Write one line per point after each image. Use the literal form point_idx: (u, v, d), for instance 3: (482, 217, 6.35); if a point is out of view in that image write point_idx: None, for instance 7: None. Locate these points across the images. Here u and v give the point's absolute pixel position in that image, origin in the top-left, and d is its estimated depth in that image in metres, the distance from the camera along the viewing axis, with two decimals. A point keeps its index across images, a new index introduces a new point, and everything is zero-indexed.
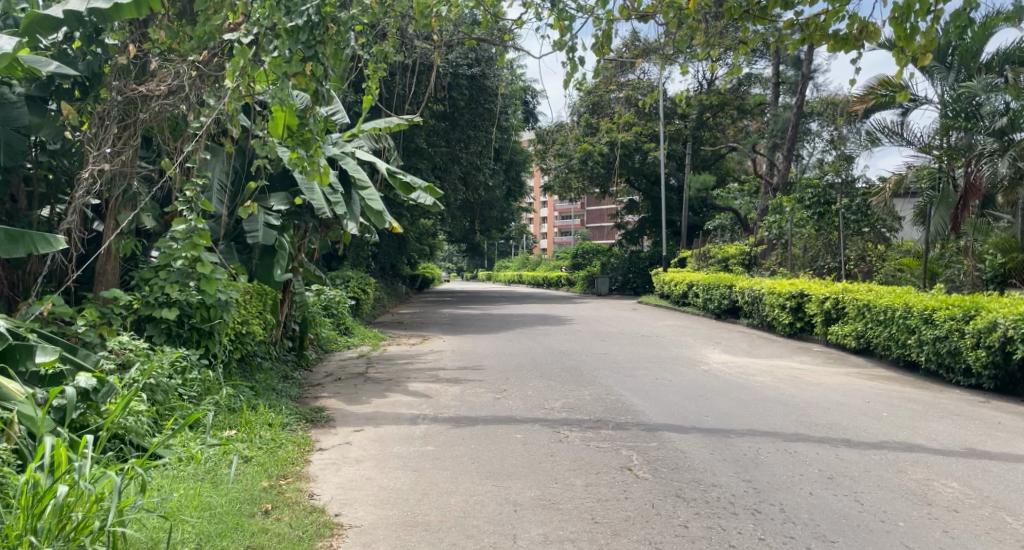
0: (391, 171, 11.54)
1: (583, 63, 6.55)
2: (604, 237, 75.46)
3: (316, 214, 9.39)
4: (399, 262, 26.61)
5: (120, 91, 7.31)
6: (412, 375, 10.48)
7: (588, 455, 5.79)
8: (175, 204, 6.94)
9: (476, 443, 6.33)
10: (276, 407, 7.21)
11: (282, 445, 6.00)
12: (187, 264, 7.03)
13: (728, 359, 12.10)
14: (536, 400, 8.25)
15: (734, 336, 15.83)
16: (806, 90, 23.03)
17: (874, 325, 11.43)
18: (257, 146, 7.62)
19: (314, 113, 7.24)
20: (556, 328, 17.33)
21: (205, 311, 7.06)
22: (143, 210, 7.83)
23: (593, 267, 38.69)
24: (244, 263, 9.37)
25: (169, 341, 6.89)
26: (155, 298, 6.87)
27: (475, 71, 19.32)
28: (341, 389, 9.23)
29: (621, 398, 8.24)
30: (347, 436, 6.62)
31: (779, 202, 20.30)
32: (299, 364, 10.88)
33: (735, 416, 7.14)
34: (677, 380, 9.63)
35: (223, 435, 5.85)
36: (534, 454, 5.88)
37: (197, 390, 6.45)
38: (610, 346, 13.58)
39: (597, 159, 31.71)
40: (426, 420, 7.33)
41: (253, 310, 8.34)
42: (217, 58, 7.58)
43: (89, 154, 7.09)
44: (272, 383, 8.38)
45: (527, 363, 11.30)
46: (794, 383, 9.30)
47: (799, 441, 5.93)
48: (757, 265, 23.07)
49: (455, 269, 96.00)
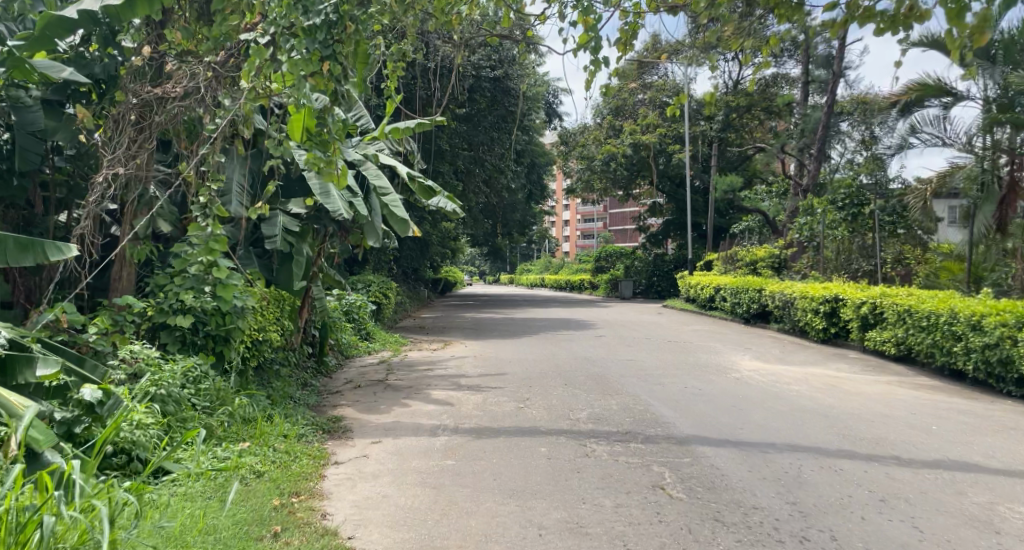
0: (411, 174, 11.31)
1: (607, 62, 6.22)
2: (628, 240, 74.87)
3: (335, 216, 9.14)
4: (421, 265, 26.42)
5: (136, 93, 7.08)
6: (433, 382, 10.22)
7: (619, 472, 5.49)
8: (191, 208, 6.73)
9: (500, 457, 6.05)
10: (291, 417, 6.97)
11: (296, 458, 5.75)
12: (203, 269, 6.83)
13: (760, 366, 11.71)
14: (561, 410, 7.94)
15: (764, 341, 15.42)
16: (837, 88, 22.49)
17: (916, 332, 11.00)
18: (272, 147, 7.50)
19: (332, 113, 6.97)
20: (581, 332, 17.02)
21: (221, 318, 6.82)
22: (159, 216, 7.55)
23: (616, 270, 38.27)
24: (263, 269, 9.17)
25: (183, 348, 6.68)
26: (169, 305, 6.64)
27: (498, 73, 19.08)
28: (361, 397, 9.00)
29: (650, 408, 7.92)
30: (363, 448, 6.36)
31: (809, 204, 19.81)
32: (319, 370, 10.67)
33: (772, 429, 6.79)
34: (708, 389, 9.28)
35: (236, 448, 5.62)
36: (560, 470, 5.58)
37: (211, 400, 6.21)
38: (637, 352, 13.25)
39: (621, 160, 31.37)
40: (446, 431, 7.07)
41: (270, 316, 8.12)
42: (235, 58, 7.39)
43: (104, 158, 6.87)
44: (290, 391, 8.17)
45: (551, 370, 11.01)
46: (831, 393, 8.91)
47: (845, 461, 5.65)
48: (787, 268, 22.56)
49: (477, 273, 96.01)
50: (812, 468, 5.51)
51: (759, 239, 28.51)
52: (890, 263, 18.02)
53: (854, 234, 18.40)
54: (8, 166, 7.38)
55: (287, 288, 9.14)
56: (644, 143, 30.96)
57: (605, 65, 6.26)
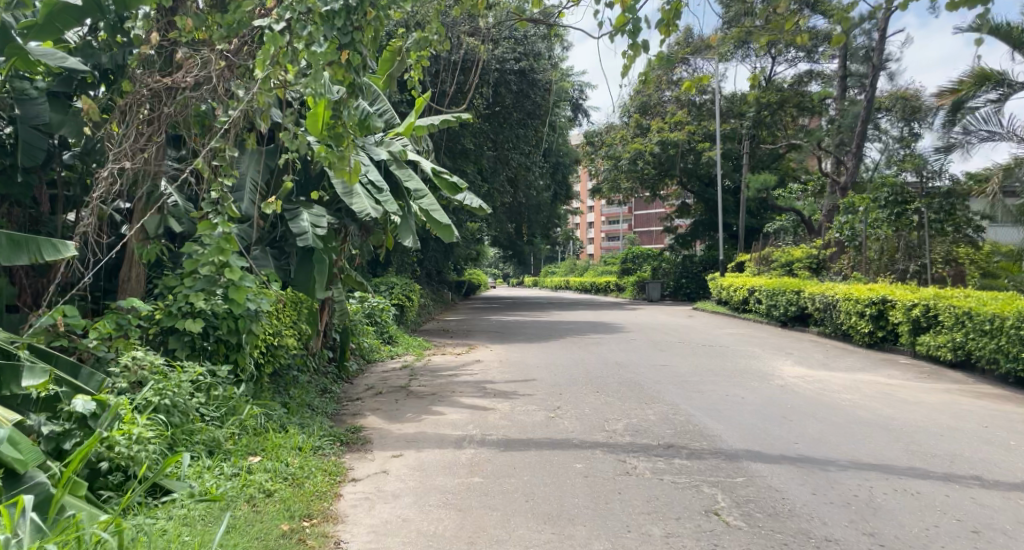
0: (436, 170, 10.82)
1: (647, 47, 5.69)
2: (653, 241, 73.97)
3: (362, 216, 8.86)
4: (445, 267, 25.94)
5: (144, 83, 6.38)
6: (459, 388, 9.72)
7: (666, 495, 5.01)
8: (202, 203, 6.29)
9: (531, 472, 5.54)
10: (307, 429, 6.47)
11: (311, 475, 5.23)
12: (215, 271, 6.29)
13: (804, 372, 11.12)
14: (595, 421, 7.38)
15: (805, 345, 14.78)
16: (876, 82, 21.70)
17: (977, 336, 10.59)
18: (286, 140, 7.04)
19: (347, 104, 6.50)
20: (610, 335, 16.49)
21: (233, 322, 6.29)
22: (173, 214, 6.87)
23: (643, 271, 37.55)
24: (281, 270, 8.74)
25: (193, 355, 6.17)
26: (178, 308, 6.13)
27: (523, 66, 18.58)
28: (383, 404, 8.51)
29: (692, 419, 7.38)
30: (383, 463, 5.87)
31: (850, 201, 19.10)
32: (340, 376, 10.22)
33: (832, 447, 6.22)
34: (752, 397, 8.70)
35: (246, 463, 5.12)
36: (599, 491, 5.09)
37: (220, 411, 5.73)
38: (670, 357, 12.63)
39: (649, 159, 30.71)
40: (473, 442, 6.56)
41: (287, 320, 7.62)
42: (249, 45, 6.60)
43: (109, 151, 6.20)
44: (307, 399, 7.70)
45: (582, 376, 10.46)
46: (890, 405, 8.35)
47: (918, 482, 5.28)
48: (825, 269, 21.84)
49: (501, 275, 95.49)
50: (885, 493, 5.04)
51: (794, 238, 27.76)
52: (939, 262, 17.40)
53: (899, 234, 17.74)
54: (10, 162, 6.85)
55: (310, 291, 8.66)
56: (673, 141, 30.21)
57: (644, 50, 5.73)
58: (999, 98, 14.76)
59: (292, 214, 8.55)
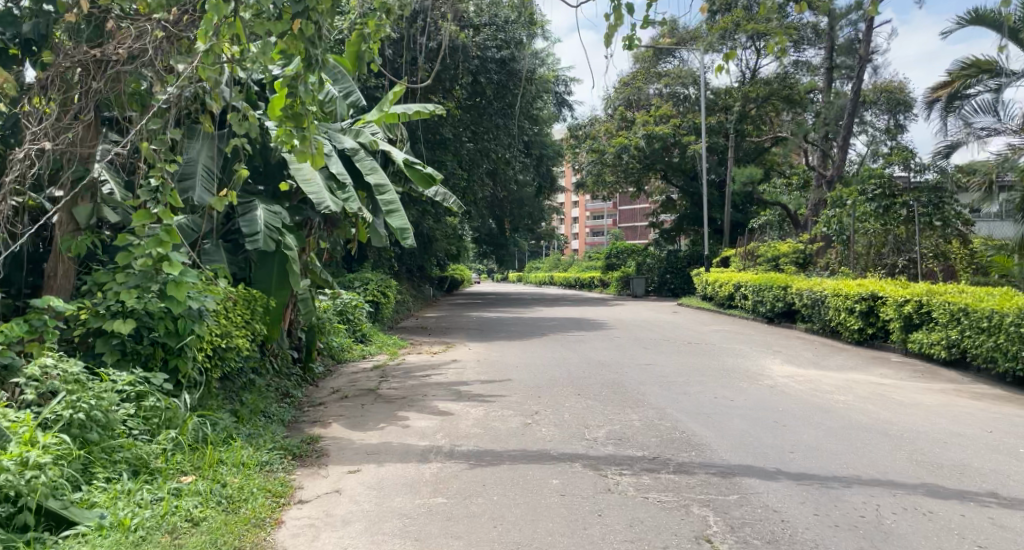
0: (407, 160, 10.12)
1: (631, 10, 5.09)
2: (639, 237, 73.47)
3: (320, 207, 8.20)
4: (425, 262, 25.26)
5: (68, 54, 5.61)
6: (431, 390, 9.11)
7: (653, 517, 4.47)
8: (142, 192, 5.69)
9: (501, 492, 4.95)
10: (256, 441, 5.84)
11: (250, 496, 4.62)
12: (151, 265, 5.61)
13: (794, 371, 10.65)
14: (575, 427, 6.83)
15: (793, 342, 14.33)
16: (863, 74, 21.29)
17: (974, 334, 10.15)
18: (237, 121, 6.17)
19: (304, 79, 5.74)
20: (593, 332, 15.96)
21: (172, 322, 5.64)
22: (107, 202, 6.25)
23: (627, 267, 37.04)
24: (237, 266, 8.10)
25: (125, 361, 5.52)
26: (106, 308, 5.49)
27: (504, 54, 17.98)
28: (347, 410, 7.91)
29: (679, 426, 6.83)
30: (337, 480, 5.24)
31: (838, 195, 18.73)
32: (304, 379, 9.62)
33: (833, 461, 5.70)
34: (742, 400, 8.20)
35: (174, 486, 4.50)
36: (578, 513, 4.54)
37: (152, 424, 5.11)
38: (655, 356, 12.10)
39: (633, 153, 30.11)
40: (441, 455, 5.97)
41: (242, 320, 6.94)
42: (191, 15, 5.82)
43: (27, 131, 5.49)
44: (262, 406, 7.08)
45: (562, 376, 9.92)
46: (888, 409, 7.87)
47: (931, 499, 4.77)
48: (812, 265, 21.43)
49: (485, 271, 94.61)
50: (895, 514, 4.51)
51: (780, 233, 27.27)
52: (929, 258, 17.06)
53: (886, 227, 17.40)
54: None
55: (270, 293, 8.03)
56: (658, 135, 29.63)
57: (628, 15, 5.13)
58: (997, 87, 14.29)
59: (247, 208, 7.92)
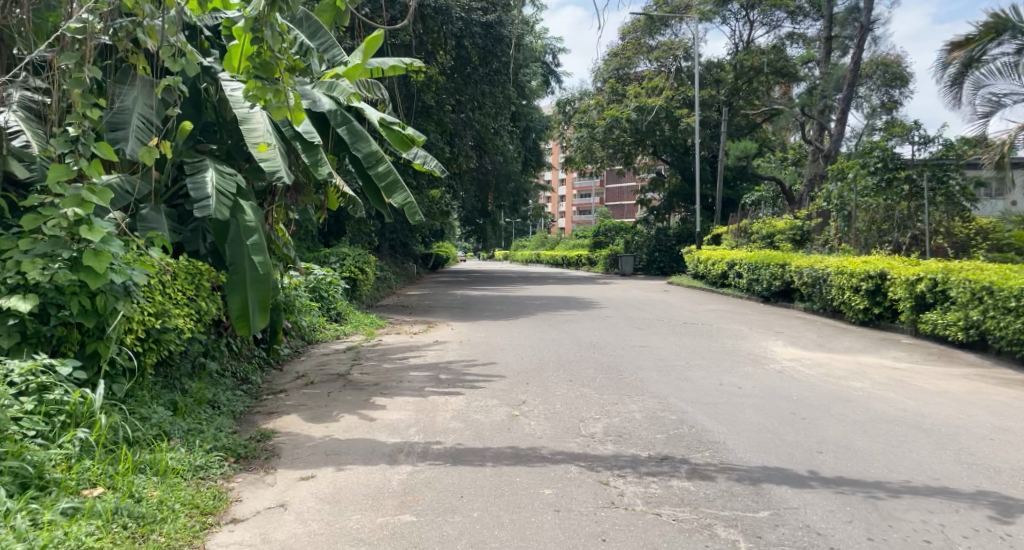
0: (386, 120, 9.02)
1: None
2: (626, 214, 72.28)
3: (273, 176, 6.95)
4: (408, 238, 24.23)
5: None
6: (407, 375, 8.21)
7: (670, 542, 3.60)
8: (56, 141, 4.82)
9: (483, 506, 4.06)
10: (188, 441, 4.91)
11: (170, 517, 3.73)
12: (63, 229, 4.64)
13: (801, 354, 9.84)
14: (569, 421, 5.95)
15: (794, 322, 13.50)
16: (863, 43, 20.26)
17: (997, 314, 9.35)
18: (167, 56, 5.22)
19: (269, 22, 4.91)
20: (583, 312, 15.07)
21: (89, 299, 4.66)
22: (19, 156, 5.29)
23: (615, 246, 36.14)
24: (184, 234, 7.08)
25: (28, 346, 4.58)
26: (4, 281, 4.51)
27: (489, 17, 17.05)
28: (309, 397, 7.03)
29: (687, 419, 5.98)
30: (285, 490, 4.35)
31: (839, 168, 17.92)
32: (267, 361, 8.74)
33: (872, 464, 4.87)
34: (752, 387, 7.35)
35: (65, 509, 3.56)
36: (575, 536, 3.67)
37: (54, 423, 4.14)
38: (650, 337, 11.24)
39: (624, 126, 28.90)
40: (411, 454, 5.08)
41: (185, 295, 5.95)
42: None
43: None
44: (208, 395, 6.16)
45: (552, 359, 9.04)
46: (915, 399, 7.06)
47: (1001, 517, 3.94)
48: (810, 242, 20.62)
49: (471, 250, 93.43)
50: (967, 538, 3.67)
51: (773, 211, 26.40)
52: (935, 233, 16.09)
53: (888, 203, 16.58)
54: None
55: (241, 273, 6.80)
56: (650, 108, 28.57)
57: None
58: (1015, 51, 13.43)
59: (195, 168, 6.89)
